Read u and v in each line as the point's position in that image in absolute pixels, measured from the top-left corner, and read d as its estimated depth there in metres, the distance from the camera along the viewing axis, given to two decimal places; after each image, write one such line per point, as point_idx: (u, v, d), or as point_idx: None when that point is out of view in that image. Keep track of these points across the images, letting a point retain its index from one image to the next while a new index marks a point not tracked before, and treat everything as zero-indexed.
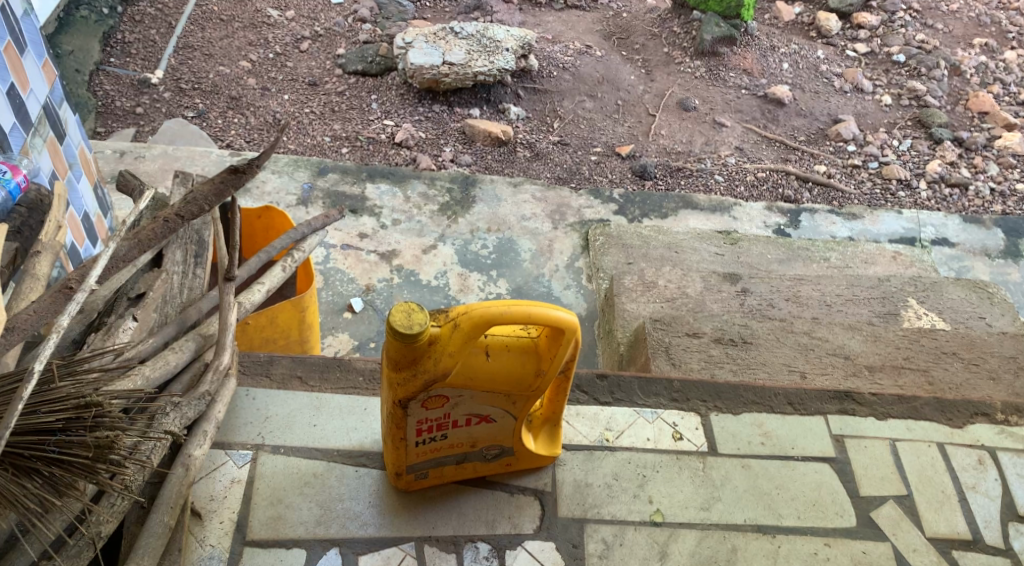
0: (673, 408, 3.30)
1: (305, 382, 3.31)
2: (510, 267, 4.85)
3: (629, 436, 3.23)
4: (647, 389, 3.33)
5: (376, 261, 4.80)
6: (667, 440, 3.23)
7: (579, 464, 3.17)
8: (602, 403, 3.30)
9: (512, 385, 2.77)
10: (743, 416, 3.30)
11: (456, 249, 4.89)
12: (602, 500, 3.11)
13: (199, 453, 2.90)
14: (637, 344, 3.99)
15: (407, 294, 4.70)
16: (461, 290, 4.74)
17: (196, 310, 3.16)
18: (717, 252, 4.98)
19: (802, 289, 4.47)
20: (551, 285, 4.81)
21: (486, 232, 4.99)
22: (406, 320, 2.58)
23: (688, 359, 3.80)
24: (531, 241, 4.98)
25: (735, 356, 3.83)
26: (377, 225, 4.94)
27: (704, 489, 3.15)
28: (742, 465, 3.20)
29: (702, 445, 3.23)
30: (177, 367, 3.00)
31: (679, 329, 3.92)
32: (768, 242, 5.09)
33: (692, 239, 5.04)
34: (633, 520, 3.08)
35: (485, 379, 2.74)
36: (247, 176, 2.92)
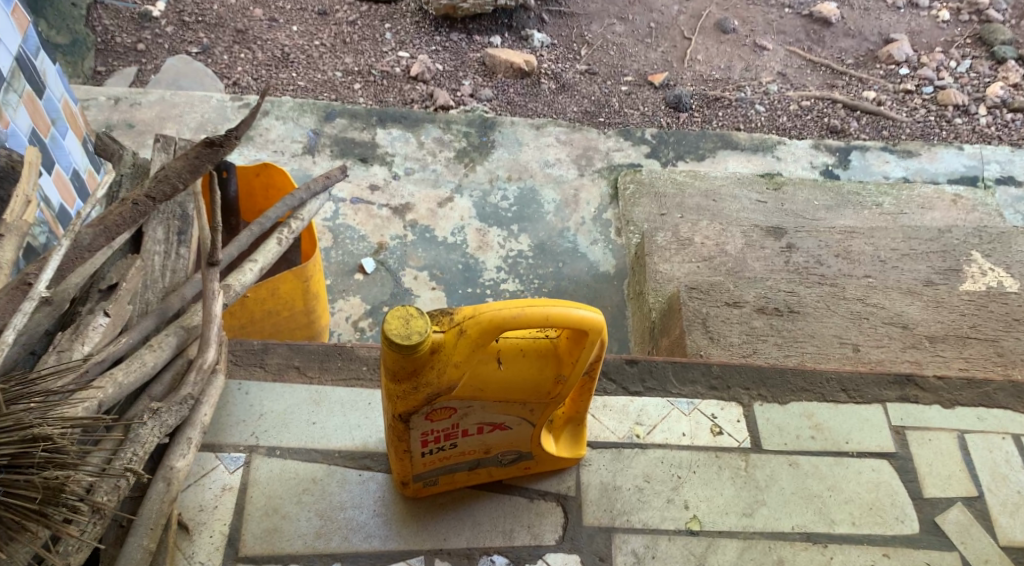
0: (712, 397, 2.96)
1: (303, 374, 2.99)
2: (533, 220, 4.49)
3: (662, 431, 2.89)
4: (682, 376, 2.98)
5: (388, 215, 4.44)
6: (704, 436, 2.89)
7: (606, 465, 2.84)
8: (632, 394, 2.95)
9: (530, 394, 2.40)
10: (791, 407, 2.95)
11: (474, 201, 4.52)
12: (633, 507, 2.79)
13: (182, 464, 2.61)
14: (671, 314, 3.64)
15: (422, 252, 4.35)
16: (479, 247, 4.39)
17: (178, 297, 2.84)
18: (759, 199, 4.58)
19: (854, 244, 4.06)
20: (577, 240, 4.45)
21: (506, 181, 4.60)
22: (403, 328, 2.22)
23: (728, 332, 3.45)
24: (554, 190, 4.60)
25: (780, 328, 3.49)
26: (388, 175, 4.56)
27: (747, 491, 2.82)
28: (790, 463, 2.86)
29: (744, 441, 2.89)
30: (156, 367, 2.68)
31: (718, 297, 3.55)
32: (815, 187, 4.67)
33: (732, 185, 4.64)
34: (666, 529, 2.76)
35: (498, 388, 2.38)
36: (224, 150, 2.53)
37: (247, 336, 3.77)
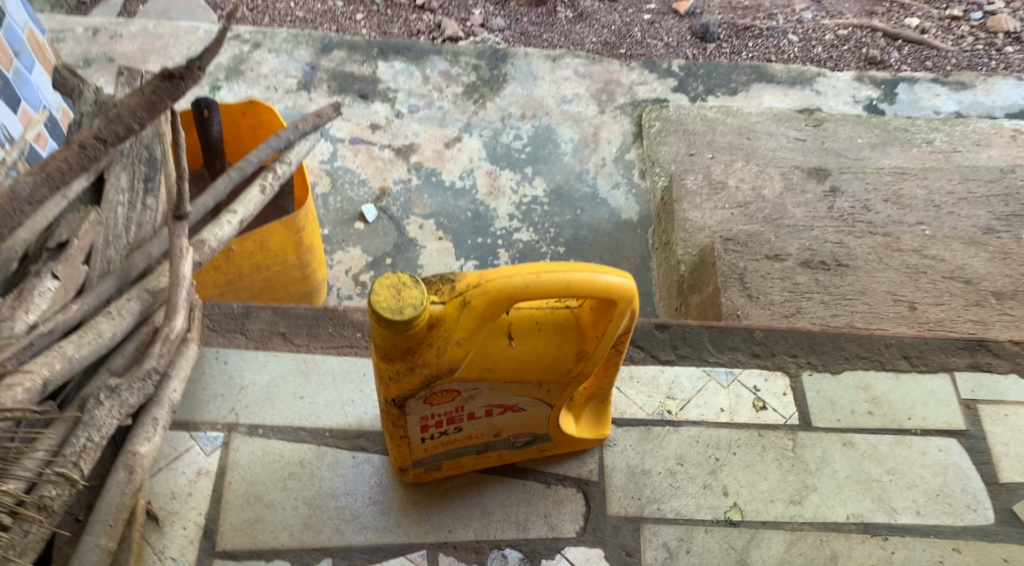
0: (754, 366, 2.60)
1: (289, 341, 2.64)
2: (548, 162, 4.10)
3: (697, 407, 2.54)
4: (720, 342, 2.62)
5: (391, 157, 4.05)
6: (745, 411, 2.54)
7: (634, 445, 2.49)
8: (663, 363, 2.60)
9: (548, 374, 2.04)
10: (844, 377, 2.59)
11: (484, 141, 4.13)
12: (664, 494, 2.44)
13: (147, 449, 2.27)
14: (703, 269, 3.27)
15: (427, 198, 3.97)
16: (491, 192, 4.01)
17: (143, 255, 2.47)
18: (797, 137, 4.16)
19: (905, 187, 3.65)
20: (597, 183, 4.07)
21: (519, 119, 4.20)
22: (395, 299, 1.86)
23: (769, 289, 3.09)
24: (572, 129, 4.20)
25: (827, 284, 3.12)
26: (390, 113, 4.17)
27: (795, 476, 2.47)
28: (845, 442, 2.50)
29: (791, 417, 2.54)
30: (115, 338, 2.33)
31: (757, 250, 3.19)
32: (858, 123, 4.24)
33: (768, 122, 4.22)
34: (702, 519, 2.42)
35: (510, 369, 2.01)
36: (186, 84, 2.17)
37: (237, 296, 3.42)
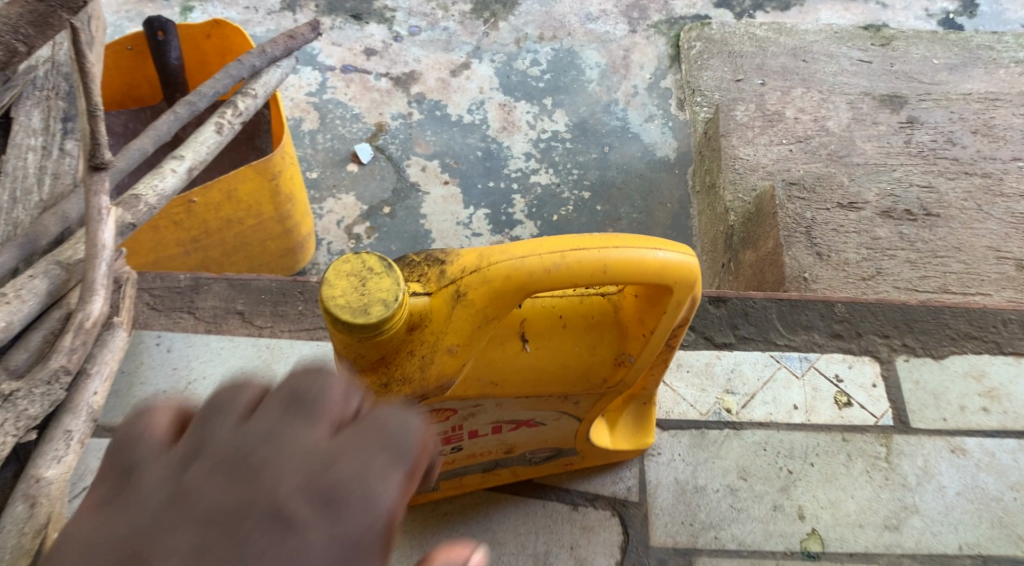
0: (835, 349, 2.06)
1: (247, 323, 2.11)
2: (571, 92, 3.52)
3: (762, 403, 2.01)
4: (792, 320, 2.09)
5: (389, 88, 3.48)
6: (824, 409, 2.00)
7: (683, 455, 1.96)
8: (720, 348, 2.07)
9: (576, 385, 1.54)
10: (949, 363, 2.05)
11: (496, 68, 3.55)
12: (723, 518, 1.91)
13: (54, 473, 1.75)
14: (760, 219, 2.73)
15: (431, 135, 3.39)
16: (503, 127, 3.43)
17: (55, 218, 1.92)
18: (861, 58, 3.53)
19: (998, 116, 3.02)
20: (627, 116, 3.48)
21: (537, 41, 3.63)
22: (358, 294, 1.39)
23: (843, 245, 2.54)
24: (598, 52, 3.62)
25: (914, 238, 2.55)
26: (388, 36, 3.59)
27: (890, 494, 1.93)
28: (953, 449, 1.96)
29: (883, 417, 2.00)
30: (13, 327, 1.80)
31: (827, 196, 2.64)
32: (933, 40, 3.61)
33: (827, 42, 3.59)
34: (772, 551, 1.88)
35: (525, 383, 1.51)
36: None
37: (204, 256, 2.79)
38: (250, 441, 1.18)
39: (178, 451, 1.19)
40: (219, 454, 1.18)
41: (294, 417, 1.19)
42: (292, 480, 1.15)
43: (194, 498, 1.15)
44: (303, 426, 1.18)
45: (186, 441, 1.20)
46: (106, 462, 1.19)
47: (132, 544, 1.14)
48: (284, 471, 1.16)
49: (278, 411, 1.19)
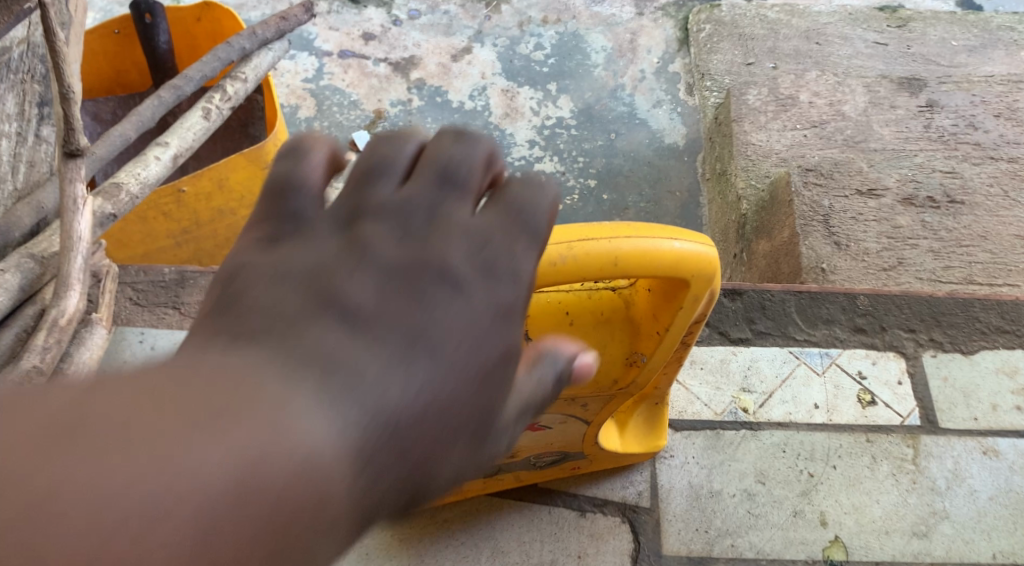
0: (858, 344, 1.95)
1: None
2: (576, 76, 3.40)
3: (782, 402, 1.90)
4: (812, 313, 1.97)
5: (388, 73, 3.36)
6: (847, 408, 1.89)
7: (697, 458, 1.85)
8: (736, 344, 1.96)
9: (585, 386, 1.46)
10: (979, 359, 1.94)
11: (498, 53, 3.43)
12: (740, 524, 1.79)
13: None
14: (774, 206, 2.61)
15: (432, 122, 3.27)
16: (506, 113, 3.31)
17: (28, 209, 1.81)
18: (877, 40, 3.39)
19: (1022, 99, 2.89)
20: (635, 101, 3.36)
21: (541, 25, 3.51)
22: None
23: (862, 234, 2.42)
24: (604, 35, 3.50)
25: (938, 227, 2.43)
26: (386, 20, 3.47)
27: (919, 498, 1.81)
28: (985, 451, 1.85)
29: (909, 416, 1.88)
30: None
31: (845, 183, 2.52)
32: (952, 21, 3.48)
33: (841, 23, 3.47)
34: (793, 559, 1.77)
35: None
36: None
37: (195, 249, 2.54)
38: (406, 203, 1.16)
39: (333, 211, 1.17)
40: (375, 209, 1.16)
41: (448, 193, 1.16)
42: (453, 242, 1.14)
43: (364, 246, 1.13)
44: (456, 199, 1.16)
45: (346, 199, 1.17)
46: (262, 204, 1.17)
47: (313, 284, 1.11)
48: (439, 229, 1.14)
49: (432, 185, 1.16)
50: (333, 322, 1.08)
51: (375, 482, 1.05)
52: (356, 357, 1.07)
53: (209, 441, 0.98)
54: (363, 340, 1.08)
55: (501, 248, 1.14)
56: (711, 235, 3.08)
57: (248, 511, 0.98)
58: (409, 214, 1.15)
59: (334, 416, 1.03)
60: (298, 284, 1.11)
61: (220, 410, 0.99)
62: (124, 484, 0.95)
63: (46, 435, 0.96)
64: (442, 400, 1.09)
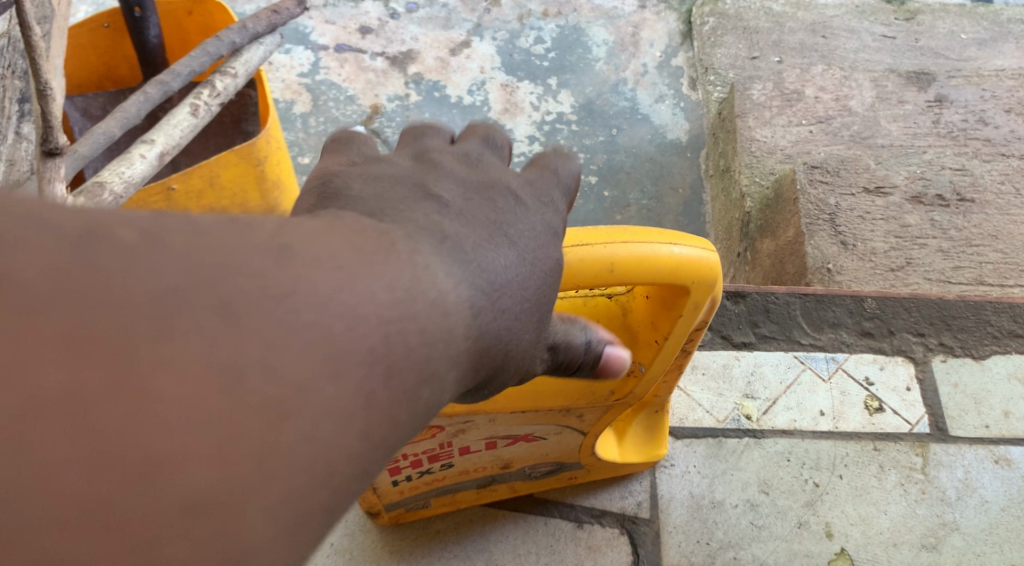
0: (865, 349, 1.89)
1: None
2: (577, 71, 3.33)
3: (786, 409, 1.84)
4: (818, 317, 1.91)
5: (385, 68, 3.29)
6: (854, 416, 1.83)
7: (699, 466, 1.79)
8: (739, 348, 1.90)
9: (581, 398, 1.41)
10: (990, 365, 1.87)
11: (498, 47, 3.36)
12: (743, 536, 1.73)
13: None
14: (779, 204, 2.54)
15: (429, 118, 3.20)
16: (506, 108, 3.24)
17: None
18: (885, 33, 3.31)
19: None
20: (636, 96, 3.29)
21: (541, 18, 3.45)
22: None
23: (869, 233, 2.35)
24: (606, 29, 3.44)
25: (948, 225, 2.36)
26: (384, 14, 3.41)
27: (929, 509, 1.74)
28: (997, 460, 1.78)
29: (918, 423, 1.82)
30: None
31: (852, 180, 2.46)
32: (960, 14, 3.40)
33: (847, 16, 3.39)
34: None
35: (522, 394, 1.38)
36: None
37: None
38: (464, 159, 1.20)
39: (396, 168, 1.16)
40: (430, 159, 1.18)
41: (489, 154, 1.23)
42: (509, 173, 1.20)
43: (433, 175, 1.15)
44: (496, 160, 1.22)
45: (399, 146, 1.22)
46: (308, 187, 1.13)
47: (412, 188, 1.11)
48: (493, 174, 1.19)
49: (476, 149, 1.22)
50: (436, 206, 1.09)
51: (476, 357, 1.06)
52: (457, 230, 1.08)
53: (367, 278, 0.95)
54: (460, 222, 1.09)
55: (545, 189, 1.22)
56: (714, 233, 3.01)
57: (406, 351, 0.95)
58: (472, 151, 1.22)
59: (458, 276, 1.03)
60: (392, 182, 1.12)
61: (368, 250, 0.97)
62: (290, 314, 0.90)
63: (221, 266, 0.89)
64: (527, 290, 1.13)
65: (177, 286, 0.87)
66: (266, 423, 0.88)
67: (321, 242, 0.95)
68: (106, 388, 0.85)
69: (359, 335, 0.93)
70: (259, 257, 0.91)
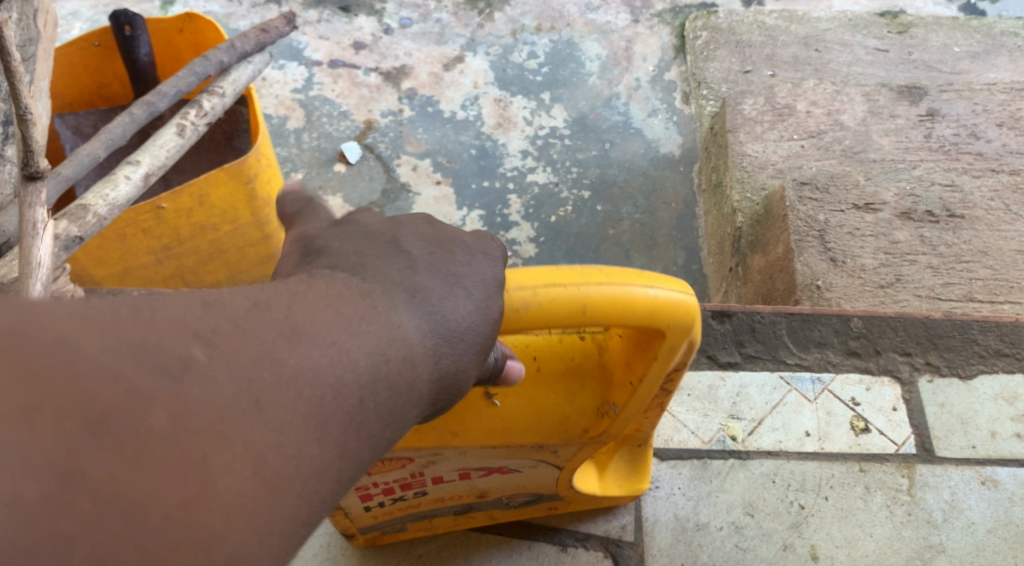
0: (851, 368, 1.88)
1: None
2: (570, 85, 3.33)
3: (771, 431, 1.83)
4: (804, 337, 1.90)
5: (378, 82, 3.28)
6: (840, 437, 1.82)
7: (683, 488, 1.78)
8: (724, 369, 1.89)
9: (555, 435, 1.47)
10: (977, 385, 1.86)
11: (491, 62, 3.36)
12: (727, 559, 1.72)
13: None
14: (769, 219, 2.54)
15: (422, 133, 3.19)
16: (499, 123, 3.23)
17: None
18: (877, 46, 3.31)
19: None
20: (629, 110, 3.28)
21: (534, 33, 3.45)
22: None
23: (858, 249, 2.34)
24: (599, 43, 3.43)
25: (937, 241, 2.35)
26: (378, 30, 3.40)
27: (914, 531, 1.73)
28: (983, 481, 1.77)
29: (905, 444, 1.81)
30: None
31: (840, 196, 2.45)
32: (953, 27, 3.39)
33: (840, 29, 3.39)
34: None
35: (497, 430, 1.44)
36: None
37: (179, 265, 2.33)
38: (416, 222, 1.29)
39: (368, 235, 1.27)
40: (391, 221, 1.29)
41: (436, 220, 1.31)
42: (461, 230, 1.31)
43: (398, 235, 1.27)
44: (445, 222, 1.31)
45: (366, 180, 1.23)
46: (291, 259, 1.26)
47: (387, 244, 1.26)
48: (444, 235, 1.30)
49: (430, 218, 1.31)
50: (403, 262, 1.25)
51: (432, 395, 1.24)
52: (424, 282, 1.24)
53: (352, 348, 1.16)
54: (423, 274, 1.25)
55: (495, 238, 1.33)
56: (706, 247, 2.99)
57: (376, 410, 1.17)
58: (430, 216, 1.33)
59: (423, 328, 1.22)
60: (364, 237, 1.26)
61: (353, 319, 1.17)
62: (302, 390, 1.11)
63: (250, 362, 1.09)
64: (478, 337, 1.27)
65: (228, 366, 1.08)
66: (277, 488, 1.08)
67: (316, 315, 1.15)
68: (176, 480, 1.03)
69: (344, 398, 1.14)
70: (276, 333, 1.12)
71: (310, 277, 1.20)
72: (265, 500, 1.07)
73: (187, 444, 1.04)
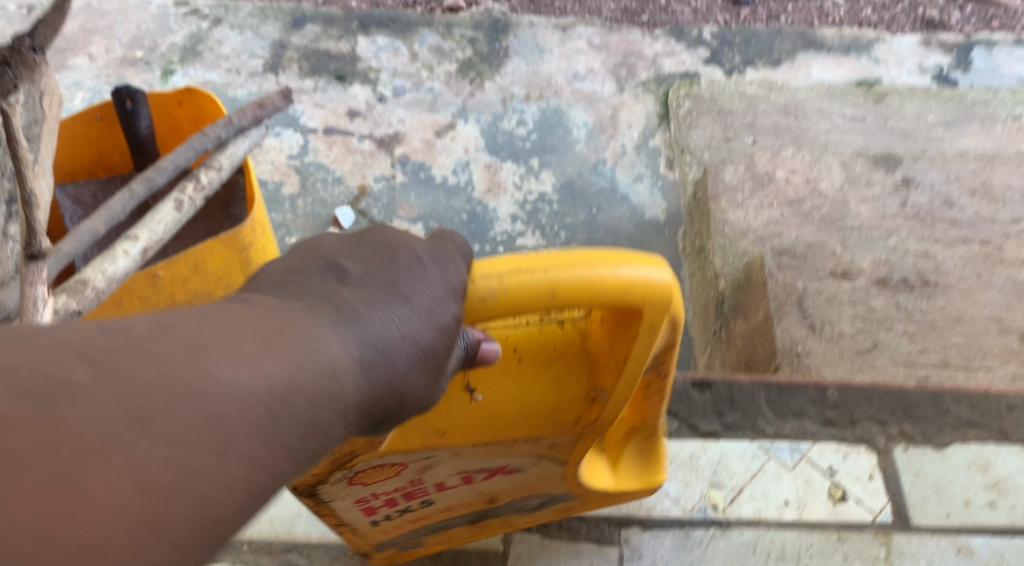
0: (829, 437, 1.96)
1: None
2: (558, 151, 3.42)
3: (751, 499, 1.92)
4: (782, 406, 1.98)
5: (372, 148, 3.37)
6: (818, 505, 1.90)
7: (668, 557, 1.88)
8: (705, 438, 1.97)
9: (545, 426, 1.64)
10: (950, 455, 1.95)
11: (482, 128, 3.45)
12: None
13: None
14: (750, 286, 2.63)
15: (414, 198, 3.29)
16: (489, 189, 3.33)
17: None
18: (854, 115, 3.43)
19: (995, 176, 2.91)
20: (615, 176, 3.38)
21: (524, 101, 3.52)
22: None
23: (837, 317, 2.43)
24: (586, 111, 3.50)
25: (912, 308, 2.44)
26: (372, 98, 3.48)
27: None
28: (958, 549, 1.87)
29: (882, 512, 1.90)
30: None
31: (819, 265, 2.53)
32: (927, 97, 3.50)
33: (818, 98, 3.49)
34: None
35: (489, 421, 1.61)
36: None
37: None
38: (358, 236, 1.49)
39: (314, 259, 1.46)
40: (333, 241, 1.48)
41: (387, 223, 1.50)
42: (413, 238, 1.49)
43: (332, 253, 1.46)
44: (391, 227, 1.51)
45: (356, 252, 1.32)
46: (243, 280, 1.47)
47: (323, 264, 1.45)
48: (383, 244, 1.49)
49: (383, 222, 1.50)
50: (337, 276, 1.44)
51: (369, 403, 1.42)
52: (353, 295, 1.43)
53: (265, 363, 1.34)
54: (353, 287, 1.43)
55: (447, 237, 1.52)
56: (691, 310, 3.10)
57: (291, 419, 1.34)
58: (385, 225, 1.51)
59: (352, 340, 1.41)
60: (306, 255, 1.46)
61: (268, 336, 1.36)
62: (202, 403, 1.30)
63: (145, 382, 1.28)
64: (421, 343, 1.45)
65: (118, 386, 1.27)
66: (164, 496, 1.26)
67: (222, 336, 1.34)
68: (69, 492, 1.22)
69: (250, 408, 1.32)
70: (180, 353, 1.31)
71: (235, 301, 1.40)
72: (155, 504, 1.25)
73: (78, 460, 1.24)
